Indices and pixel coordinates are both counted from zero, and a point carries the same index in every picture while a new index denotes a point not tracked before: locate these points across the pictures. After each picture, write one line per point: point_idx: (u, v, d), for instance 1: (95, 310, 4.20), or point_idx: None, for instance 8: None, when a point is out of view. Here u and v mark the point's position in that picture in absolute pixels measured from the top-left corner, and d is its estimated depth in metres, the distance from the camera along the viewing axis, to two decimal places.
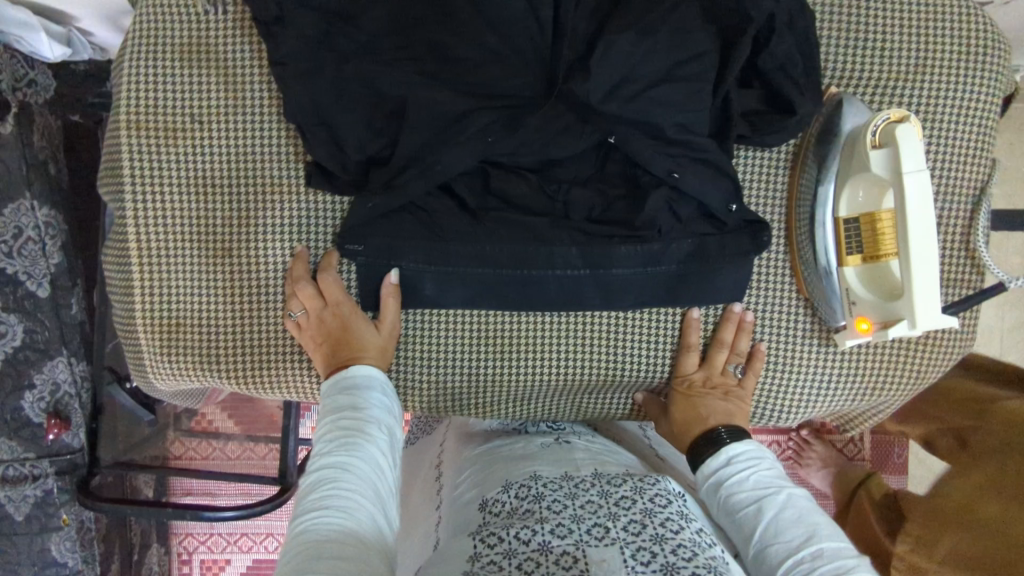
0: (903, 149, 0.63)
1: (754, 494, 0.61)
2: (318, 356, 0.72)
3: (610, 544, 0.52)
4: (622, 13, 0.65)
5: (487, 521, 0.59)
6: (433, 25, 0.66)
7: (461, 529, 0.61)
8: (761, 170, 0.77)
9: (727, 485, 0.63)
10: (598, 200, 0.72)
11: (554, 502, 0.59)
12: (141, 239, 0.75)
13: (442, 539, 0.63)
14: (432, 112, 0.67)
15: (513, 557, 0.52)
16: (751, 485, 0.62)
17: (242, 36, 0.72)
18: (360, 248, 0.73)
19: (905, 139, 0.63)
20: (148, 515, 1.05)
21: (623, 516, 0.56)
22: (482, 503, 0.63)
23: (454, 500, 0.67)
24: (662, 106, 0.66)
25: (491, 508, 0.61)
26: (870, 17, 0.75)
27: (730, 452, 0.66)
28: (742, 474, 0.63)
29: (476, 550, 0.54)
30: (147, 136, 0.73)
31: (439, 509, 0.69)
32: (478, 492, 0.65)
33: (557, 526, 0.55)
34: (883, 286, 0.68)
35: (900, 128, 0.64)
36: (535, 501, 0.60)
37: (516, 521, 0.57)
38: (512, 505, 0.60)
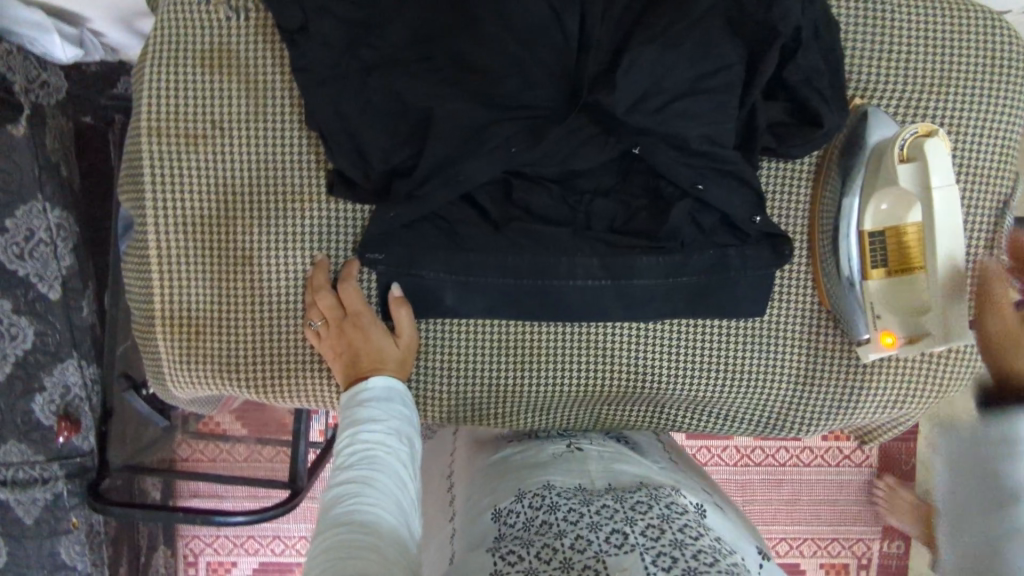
0: (933, 165, 0.65)
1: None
2: (337, 365, 0.72)
3: (630, 551, 0.52)
4: (649, 24, 0.64)
5: (503, 535, 0.59)
6: (457, 34, 0.66)
7: (476, 542, 0.60)
8: (784, 181, 0.76)
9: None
10: (620, 210, 0.72)
11: (570, 512, 0.59)
12: (160, 246, 0.74)
13: (457, 551, 0.62)
14: (456, 122, 0.66)
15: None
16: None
17: (264, 43, 0.72)
18: (381, 257, 0.72)
19: (935, 155, 0.66)
20: (158, 519, 1.04)
21: (641, 521, 0.56)
22: (496, 514, 0.62)
23: (468, 513, 0.67)
24: (688, 118, 0.66)
25: (506, 519, 0.61)
26: (895, 27, 0.75)
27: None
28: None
29: (497, 567, 0.53)
30: (168, 143, 0.73)
31: (453, 521, 0.68)
32: (489, 503, 0.65)
33: (576, 539, 0.54)
34: (912, 302, 0.69)
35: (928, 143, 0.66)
36: (551, 512, 0.59)
37: (535, 536, 0.57)
38: (527, 515, 0.60)
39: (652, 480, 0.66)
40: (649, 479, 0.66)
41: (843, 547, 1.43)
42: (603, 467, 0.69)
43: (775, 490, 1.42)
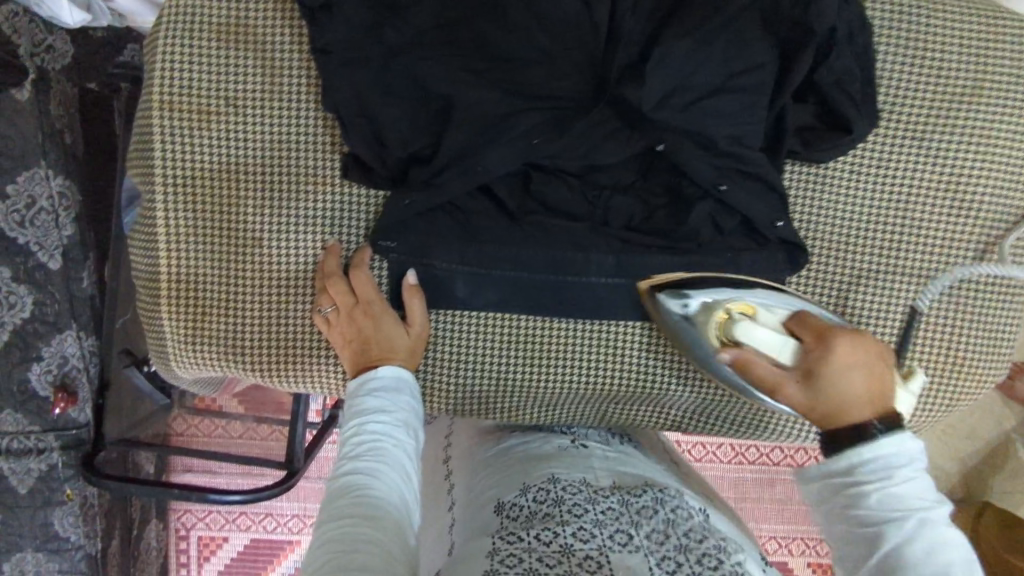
0: (753, 345, 0.65)
1: (876, 513, 0.52)
2: (345, 352, 0.71)
3: (634, 551, 0.52)
4: (682, 18, 0.63)
5: (506, 525, 0.58)
6: (483, 20, 0.64)
7: (479, 529, 0.60)
8: (807, 187, 0.75)
9: (857, 484, 0.54)
10: (639, 208, 0.71)
11: (575, 506, 0.58)
12: (170, 224, 0.73)
13: (457, 542, 0.62)
14: (479, 111, 0.65)
15: (534, 554, 0.52)
16: (903, 486, 0.52)
17: (282, 19, 0.70)
18: (394, 244, 0.72)
19: (744, 332, 0.65)
20: (151, 495, 1.03)
21: (646, 525, 0.56)
22: (498, 506, 0.61)
23: (469, 501, 0.66)
24: (714, 118, 0.64)
25: (509, 512, 0.60)
26: (928, 34, 0.73)
27: (884, 436, 0.54)
28: (892, 454, 0.54)
29: (496, 547, 0.54)
30: (181, 119, 0.71)
31: (454, 510, 0.68)
32: (493, 493, 0.64)
33: (579, 530, 0.54)
34: None
35: (754, 313, 0.67)
36: (556, 505, 0.59)
37: (537, 525, 0.56)
38: (530, 510, 0.59)
39: (658, 482, 0.65)
40: (655, 481, 0.65)
41: None
42: (605, 465, 0.69)
43: (769, 491, 1.42)
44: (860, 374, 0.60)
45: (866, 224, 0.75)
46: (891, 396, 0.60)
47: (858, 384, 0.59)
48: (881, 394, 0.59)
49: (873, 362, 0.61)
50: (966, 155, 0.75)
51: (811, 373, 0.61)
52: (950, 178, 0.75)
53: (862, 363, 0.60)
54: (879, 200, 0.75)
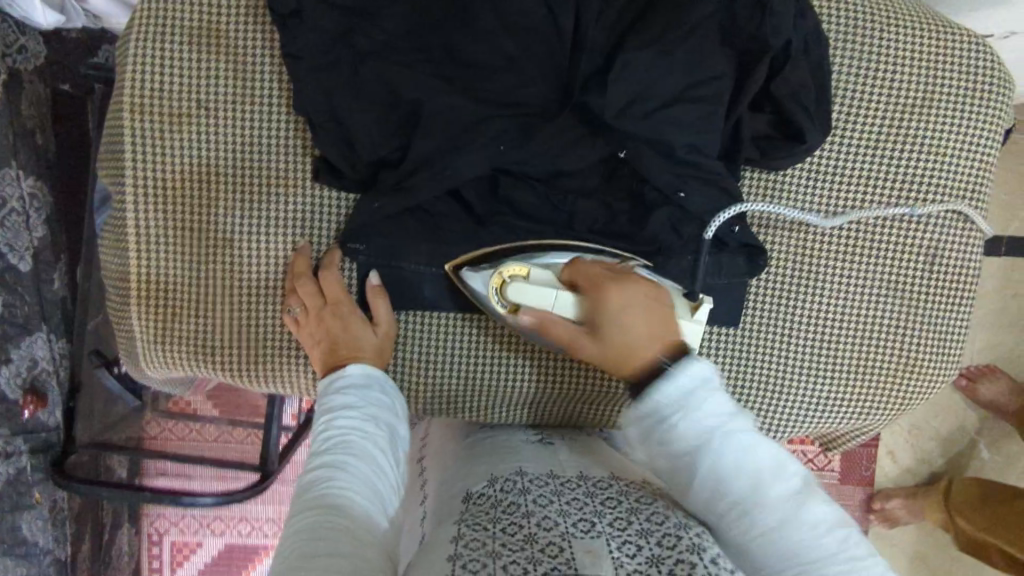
0: (531, 303, 0.69)
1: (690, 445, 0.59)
2: (315, 352, 0.72)
3: (597, 537, 0.52)
4: (642, 29, 0.65)
5: (470, 511, 0.59)
6: (452, 28, 0.66)
7: (445, 517, 0.61)
8: (765, 191, 0.77)
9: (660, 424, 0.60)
10: (604, 212, 0.73)
11: (540, 497, 0.60)
12: (140, 225, 0.73)
13: (427, 531, 0.63)
14: (447, 116, 0.66)
15: (499, 541, 0.52)
16: (701, 413, 0.59)
17: (254, 23, 0.71)
18: (362, 247, 0.73)
19: (522, 295, 0.69)
20: (122, 499, 1.03)
21: (610, 514, 0.57)
22: (466, 495, 0.63)
23: (439, 493, 0.68)
24: (675, 126, 0.67)
25: (476, 500, 0.61)
26: (880, 47, 0.76)
27: (675, 374, 0.61)
28: (689, 386, 0.60)
29: (461, 535, 0.54)
30: (152, 120, 0.71)
31: (425, 504, 0.70)
32: (460, 487, 0.66)
33: (545, 518, 0.55)
34: None
35: (528, 272, 0.70)
36: (521, 494, 0.60)
37: (502, 514, 0.57)
38: (495, 498, 0.61)
39: (624, 474, 0.67)
40: (622, 474, 0.67)
41: None
42: (573, 460, 0.70)
43: None
44: (641, 319, 0.66)
45: (824, 229, 0.78)
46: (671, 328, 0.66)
47: (637, 329, 0.65)
48: (656, 329, 0.66)
49: (645, 301, 0.67)
50: (918, 163, 0.78)
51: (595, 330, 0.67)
52: (901, 186, 0.78)
53: (637, 308, 0.66)
54: (834, 205, 0.78)
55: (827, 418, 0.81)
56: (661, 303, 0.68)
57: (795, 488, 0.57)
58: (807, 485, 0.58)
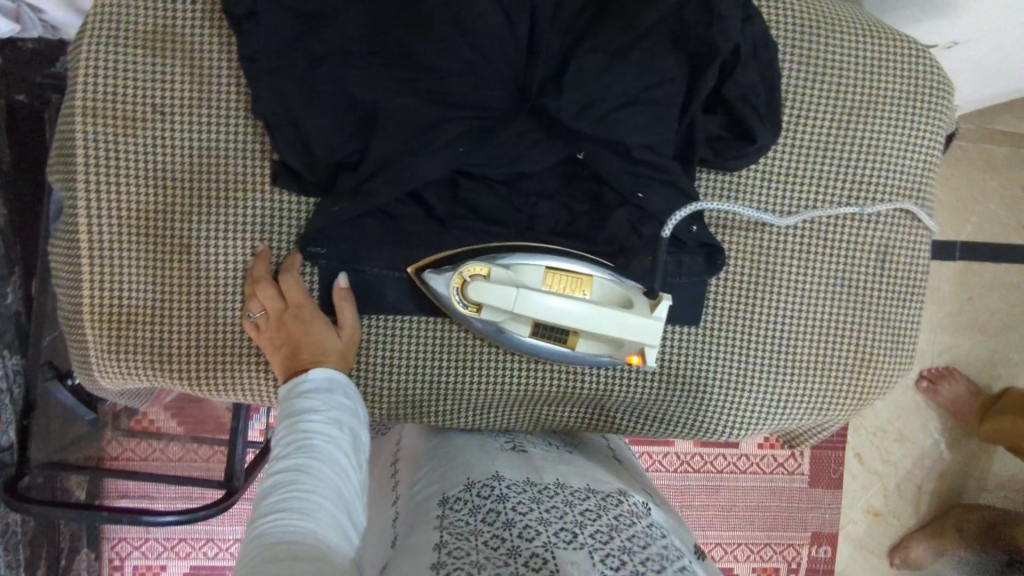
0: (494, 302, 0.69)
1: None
2: (276, 358, 0.71)
3: (579, 548, 0.53)
4: (595, 32, 0.66)
5: (448, 515, 0.60)
6: (408, 31, 0.66)
7: (419, 521, 0.61)
8: (722, 191, 0.79)
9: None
10: (564, 214, 0.74)
11: (520, 504, 0.60)
12: (93, 231, 0.71)
13: (399, 534, 0.62)
14: (405, 118, 0.67)
15: (480, 552, 0.53)
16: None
17: (211, 27, 0.71)
18: (324, 250, 0.73)
19: (484, 294, 0.69)
20: (79, 519, 1.00)
21: (590, 526, 0.57)
22: (443, 498, 0.63)
23: (411, 494, 0.68)
24: (630, 128, 0.68)
25: (452, 504, 0.62)
26: (826, 53, 0.79)
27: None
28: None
29: (442, 541, 0.55)
30: (105, 125, 0.70)
31: (396, 505, 0.68)
32: (437, 489, 0.65)
33: (525, 528, 0.56)
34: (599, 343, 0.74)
35: (490, 271, 0.71)
36: (500, 502, 0.61)
37: (481, 524, 0.58)
38: (474, 503, 0.61)
39: (599, 485, 0.68)
40: (597, 485, 0.68)
41: (775, 552, 1.44)
42: (551, 468, 0.71)
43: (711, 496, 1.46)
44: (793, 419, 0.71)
45: (781, 228, 0.80)
46: None
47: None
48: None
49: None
50: (866, 165, 0.80)
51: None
52: (852, 186, 0.80)
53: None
54: (788, 205, 0.80)
55: (790, 414, 0.83)
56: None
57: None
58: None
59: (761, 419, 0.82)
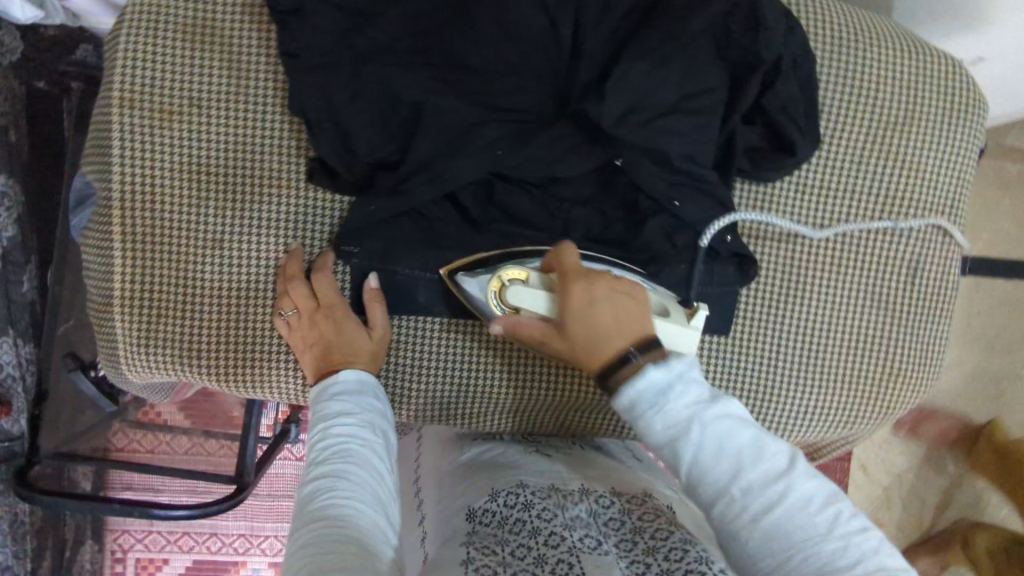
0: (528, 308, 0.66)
1: (665, 441, 0.55)
2: (306, 357, 0.70)
3: (605, 554, 0.53)
4: (640, 38, 0.66)
5: (476, 532, 0.58)
6: (452, 32, 0.66)
7: (449, 536, 0.61)
8: (756, 202, 0.78)
9: (642, 416, 0.56)
10: (599, 219, 0.73)
11: (544, 510, 0.59)
12: (126, 223, 0.71)
13: (429, 551, 0.63)
14: (447, 119, 0.66)
15: (509, 566, 0.52)
16: (678, 401, 0.55)
17: (251, 21, 0.70)
18: (357, 250, 0.72)
19: (521, 299, 0.66)
20: (87, 510, 0.97)
21: (615, 535, 0.58)
22: (470, 513, 0.62)
23: (439, 510, 0.67)
24: (670, 136, 0.67)
25: (481, 518, 0.60)
26: (864, 65, 0.79)
27: (650, 370, 0.56)
28: (665, 381, 0.56)
29: (469, 556, 0.53)
30: (142, 117, 0.70)
31: (424, 523, 0.69)
32: (463, 503, 0.64)
33: (551, 535, 0.55)
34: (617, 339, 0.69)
35: (528, 276, 0.68)
36: (526, 510, 0.59)
37: (509, 534, 0.57)
38: (502, 515, 0.60)
39: (623, 488, 0.67)
40: (622, 488, 0.67)
41: None
42: (577, 473, 0.70)
43: None
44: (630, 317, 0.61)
45: (814, 240, 0.79)
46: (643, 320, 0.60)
47: (601, 318, 0.60)
48: (625, 320, 0.60)
49: (617, 289, 0.61)
50: (900, 179, 0.80)
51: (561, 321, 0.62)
52: (886, 200, 0.80)
53: (603, 298, 0.60)
54: (822, 217, 0.80)
55: (817, 426, 0.83)
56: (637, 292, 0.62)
57: (781, 467, 0.53)
58: (793, 456, 0.55)
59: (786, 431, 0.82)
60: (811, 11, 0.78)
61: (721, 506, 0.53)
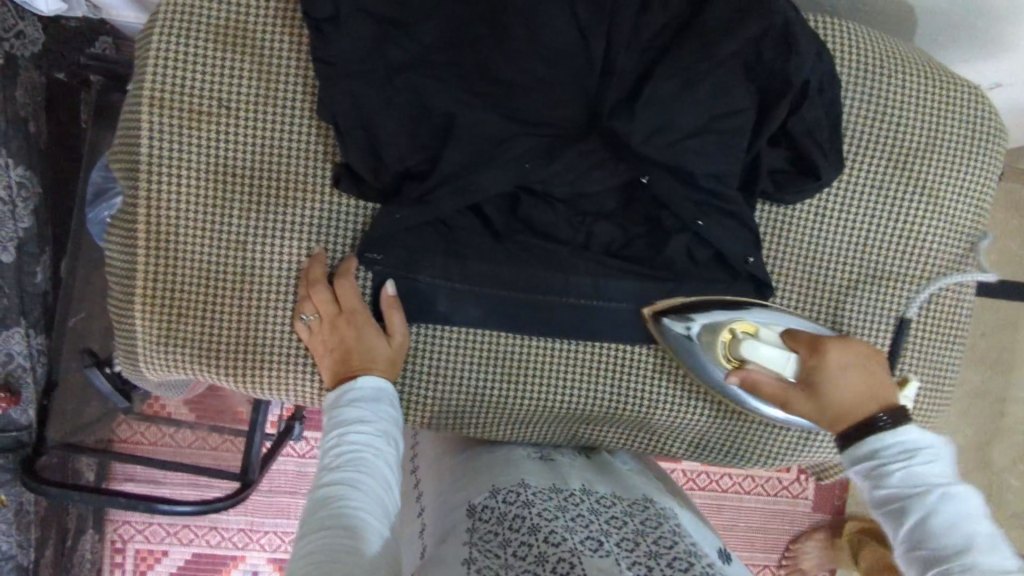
0: (760, 362, 0.67)
1: (898, 492, 0.57)
2: (325, 362, 0.71)
3: (606, 555, 0.52)
4: (672, 59, 0.66)
5: (475, 528, 0.59)
6: (485, 45, 0.66)
7: (447, 532, 0.62)
8: (776, 223, 0.80)
9: (885, 469, 0.59)
10: (620, 235, 0.74)
11: (545, 510, 0.59)
12: (151, 222, 0.71)
13: (428, 545, 0.64)
14: (477, 132, 0.66)
15: (511, 569, 0.53)
16: (928, 469, 0.57)
17: (283, 26, 0.70)
18: (380, 257, 0.73)
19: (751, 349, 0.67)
20: (91, 502, 0.97)
21: (617, 534, 0.57)
22: (469, 509, 0.62)
23: (439, 506, 0.68)
24: (696, 156, 0.68)
25: (481, 514, 0.61)
26: (889, 91, 0.79)
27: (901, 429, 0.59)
28: (920, 443, 0.59)
29: (471, 554, 0.55)
30: (172, 117, 0.70)
31: (423, 516, 0.70)
32: (463, 499, 0.65)
33: (551, 534, 0.55)
34: None
35: (755, 329, 0.70)
36: (526, 507, 0.60)
37: (509, 532, 0.57)
38: (502, 511, 0.60)
39: (625, 492, 0.68)
40: (622, 492, 0.68)
41: None
42: (577, 475, 0.71)
43: None
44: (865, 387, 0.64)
45: (830, 263, 0.81)
46: (886, 389, 0.64)
47: (851, 386, 0.64)
48: (870, 389, 0.63)
49: (861, 361, 0.66)
50: (921, 205, 0.81)
51: (815, 382, 0.65)
52: (905, 226, 0.81)
53: (850, 365, 0.65)
54: (840, 240, 0.80)
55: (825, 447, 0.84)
56: (879, 365, 0.66)
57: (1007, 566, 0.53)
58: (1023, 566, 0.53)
59: (792, 450, 0.83)
60: (838, 36, 0.78)
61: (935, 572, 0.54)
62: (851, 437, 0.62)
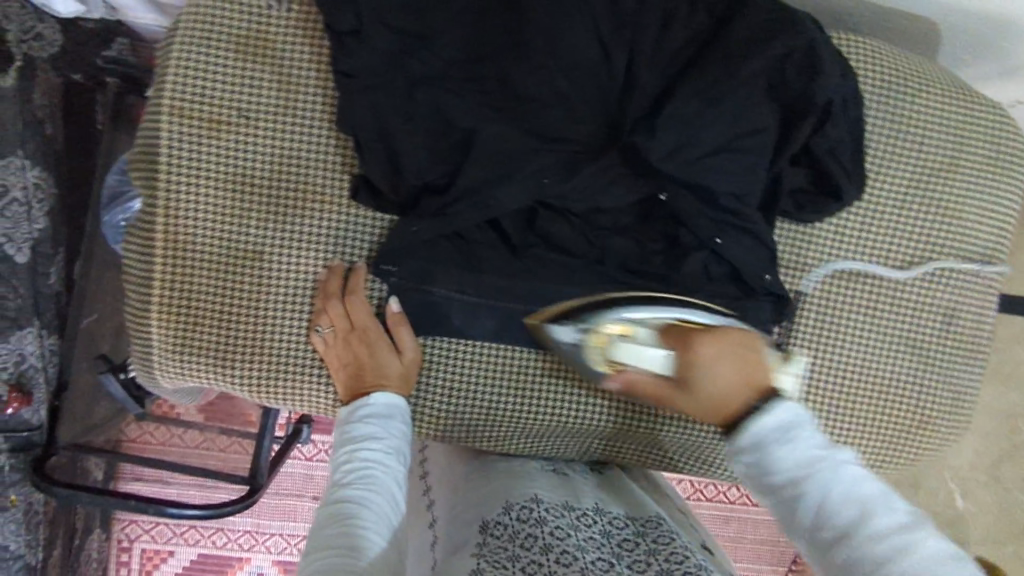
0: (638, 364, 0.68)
1: (790, 478, 0.57)
2: (338, 376, 0.72)
3: None
4: (695, 76, 0.66)
5: (487, 543, 0.58)
6: (506, 59, 0.66)
7: (458, 546, 0.61)
8: (796, 239, 0.79)
9: (767, 456, 0.59)
10: (638, 251, 0.73)
11: (557, 528, 0.59)
12: (169, 230, 0.71)
13: (437, 556, 0.63)
14: (497, 147, 0.66)
15: None
16: (801, 445, 0.58)
17: (303, 36, 0.70)
18: (395, 269, 0.72)
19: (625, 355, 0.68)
20: (100, 505, 0.96)
21: (628, 557, 0.57)
22: (481, 525, 0.61)
23: (450, 517, 0.67)
24: (717, 174, 0.67)
25: (493, 530, 0.60)
26: (913, 109, 0.78)
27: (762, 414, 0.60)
28: (780, 422, 0.59)
29: (479, 568, 0.54)
30: (192, 127, 0.70)
31: (434, 527, 0.69)
32: (477, 512, 0.64)
33: (562, 554, 0.55)
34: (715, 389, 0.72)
35: (629, 331, 0.68)
36: (539, 525, 0.59)
37: (520, 548, 0.56)
38: (515, 528, 0.59)
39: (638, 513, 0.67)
40: (635, 513, 0.67)
41: None
42: (590, 492, 0.71)
43: None
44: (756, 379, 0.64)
45: (849, 282, 0.80)
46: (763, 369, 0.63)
47: (721, 378, 0.63)
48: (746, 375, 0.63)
49: (737, 350, 0.65)
50: (943, 224, 0.80)
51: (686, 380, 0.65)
52: (926, 245, 0.80)
53: (722, 356, 0.64)
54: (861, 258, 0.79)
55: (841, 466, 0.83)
56: (754, 348, 0.65)
57: (901, 520, 0.53)
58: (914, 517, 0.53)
59: None
60: (863, 54, 0.77)
61: (845, 552, 0.53)
62: (731, 428, 0.63)
